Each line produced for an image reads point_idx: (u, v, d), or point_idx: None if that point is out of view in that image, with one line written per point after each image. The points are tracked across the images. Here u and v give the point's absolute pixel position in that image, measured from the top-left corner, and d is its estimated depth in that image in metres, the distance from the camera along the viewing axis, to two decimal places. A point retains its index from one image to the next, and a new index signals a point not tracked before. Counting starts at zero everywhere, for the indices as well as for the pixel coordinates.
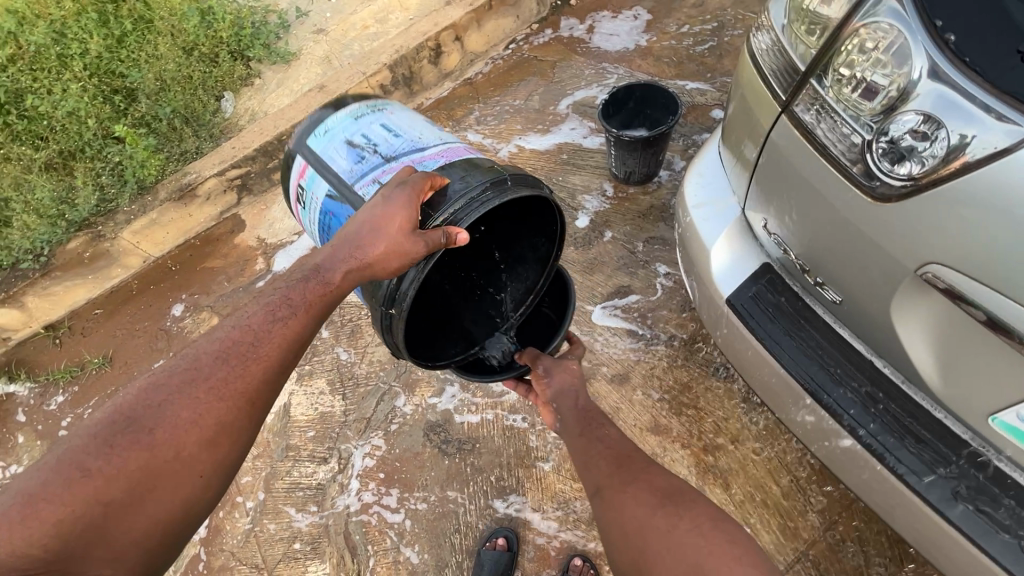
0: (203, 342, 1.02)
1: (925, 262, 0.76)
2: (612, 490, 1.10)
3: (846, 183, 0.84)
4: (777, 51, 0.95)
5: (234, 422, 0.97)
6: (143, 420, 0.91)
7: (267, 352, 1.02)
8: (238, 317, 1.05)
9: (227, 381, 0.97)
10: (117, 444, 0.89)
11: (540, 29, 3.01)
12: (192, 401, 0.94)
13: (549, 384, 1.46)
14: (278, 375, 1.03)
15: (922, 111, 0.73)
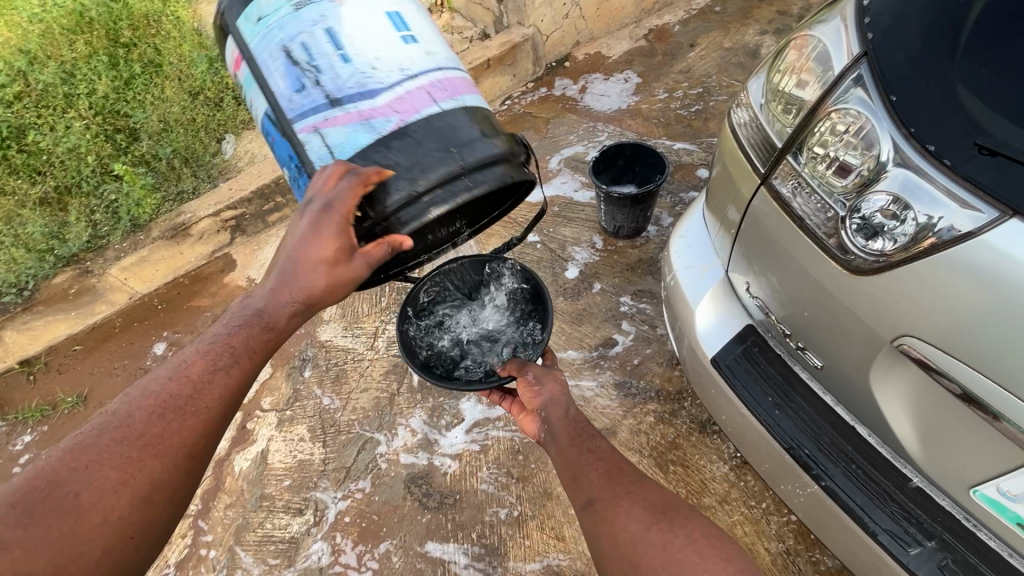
0: (135, 395, 0.91)
1: (900, 334, 0.79)
2: (607, 509, 1.00)
3: (823, 256, 0.87)
4: (755, 126, 1.01)
5: (173, 478, 0.87)
6: (64, 485, 0.81)
7: (209, 404, 0.92)
8: (176, 367, 0.95)
9: (164, 435, 0.88)
10: (37, 512, 0.78)
11: (534, 88, 3.16)
12: (122, 458, 0.84)
13: (539, 393, 1.33)
14: (221, 426, 0.94)
15: (892, 192, 0.77)
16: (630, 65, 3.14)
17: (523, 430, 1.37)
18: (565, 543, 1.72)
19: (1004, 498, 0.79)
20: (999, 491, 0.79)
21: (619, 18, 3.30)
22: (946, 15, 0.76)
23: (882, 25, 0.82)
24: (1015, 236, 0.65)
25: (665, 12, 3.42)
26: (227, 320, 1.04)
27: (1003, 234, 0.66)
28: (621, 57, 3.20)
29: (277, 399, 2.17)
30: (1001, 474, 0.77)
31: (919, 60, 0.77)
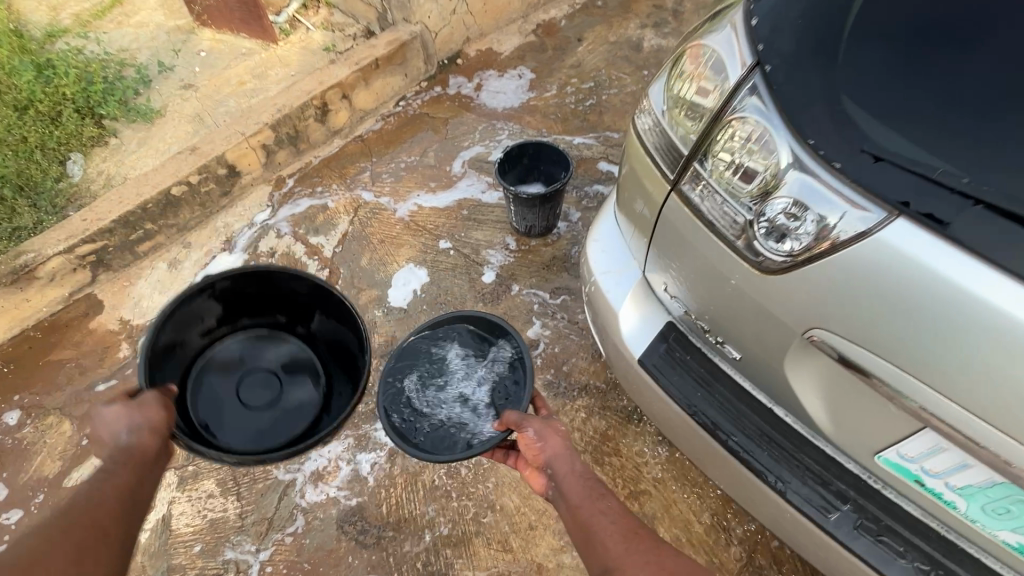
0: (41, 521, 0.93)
1: (810, 327, 0.84)
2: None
3: (735, 258, 0.91)
4: (660, 132, 1.03)
5: (97, 542, 0.90)
6: None
7: (117, 484, 0.99)
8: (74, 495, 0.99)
9: (77, 514, 0.92)
10: None
11: (428, 86, 3.05)
12: (41, 538, 0.87)
13: (542, 450, 1.14)
14: (135, 506, 0.98)
15: (792, 196, 0.81)
16: (522, 61, 3.14)
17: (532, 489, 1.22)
18: (513, 554, 1.67)
19: (904, 461, 0.88)
20: (899, 455, 0.88)
21: (507, 13, 3.28)
22: (820, 24, 0.82)
23: (764, 33, 0.87)
24: (904, 232, 0.72)
25: (551, 6, 3.45)
26: None
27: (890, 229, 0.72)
28: (513, 53, 3.19)
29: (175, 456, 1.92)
30: (901, 440, 0.86)
31: (802, 65, 0.82)
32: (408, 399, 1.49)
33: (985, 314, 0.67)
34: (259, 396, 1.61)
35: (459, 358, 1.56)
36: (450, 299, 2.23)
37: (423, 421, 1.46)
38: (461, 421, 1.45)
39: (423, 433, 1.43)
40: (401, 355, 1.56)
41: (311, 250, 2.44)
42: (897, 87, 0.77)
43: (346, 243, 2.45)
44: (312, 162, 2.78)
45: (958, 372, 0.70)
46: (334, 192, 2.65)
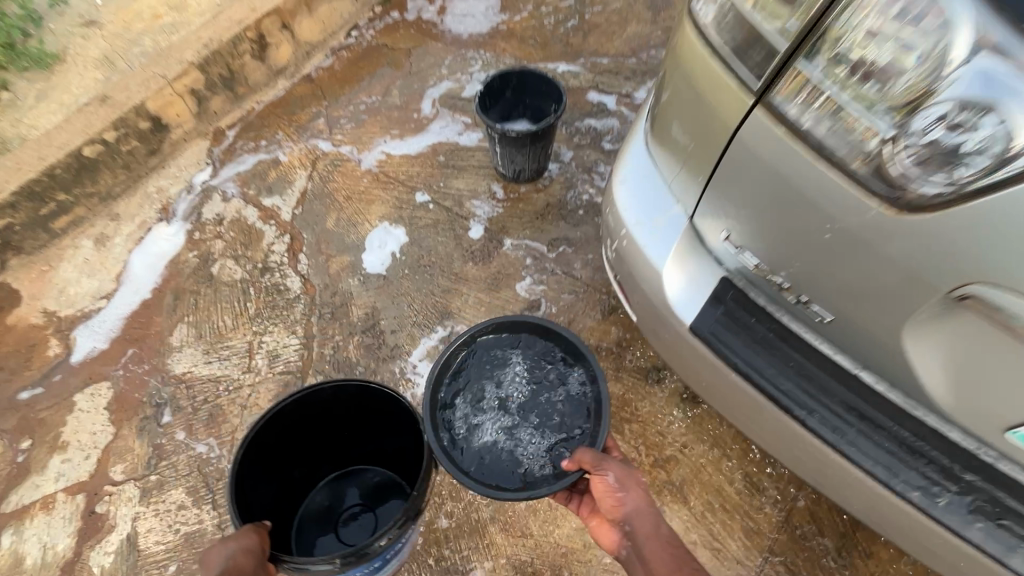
0: None
1: (964, 283, 0.66)
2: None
3: (855, 189, 0.72)
4: (739, 26, 0.79)
5: None
6: None
7: None
8: None
9: None
10: None
11: (383, 12, 2.62)
12: None
13: (623, 502, 1.07)
14: None
15: (963, 99, 0.61)
16: None
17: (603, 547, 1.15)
18: (534, 539, 1.51)
19: None
20: None
21: None
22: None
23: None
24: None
25: None
26: None
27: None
28: None
29: (132, 465, 1.66)
30: None
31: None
32: (464, 407, 1.32)
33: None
34: (358, 533, 1.54)
35: (531, 371, 1.36)
36: (435, 260, 1.96)
37: (477, 437, 1.29)
38: (519, 448, 1.28)
39: (472, 452, 1.28)
40: (468, 354, 1.38)
41: (266, 213, 2.10)
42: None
43: (307, 202, 2.11)
44: (254, 109, 2.37)
45: None
46: (286, 144, 2.27)
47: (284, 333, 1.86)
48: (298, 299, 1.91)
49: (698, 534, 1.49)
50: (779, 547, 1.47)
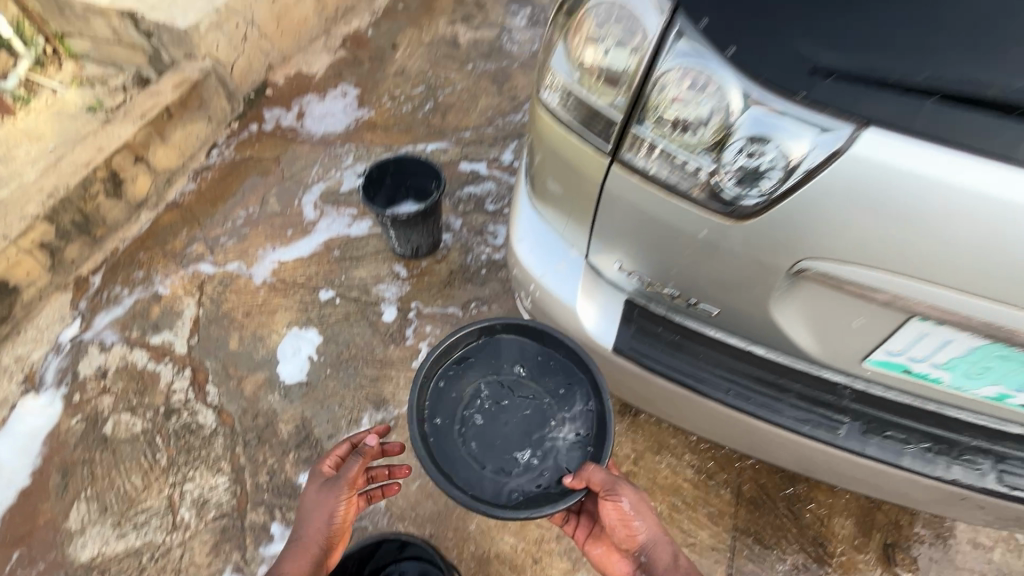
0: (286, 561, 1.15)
1: (798, 259, 0.82)
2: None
3: (703, 210, 0.85)
4: (575, 103, 0.92)
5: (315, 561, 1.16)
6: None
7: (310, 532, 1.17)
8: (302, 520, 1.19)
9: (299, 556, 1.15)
10: None
11: (242, 126, 2.65)
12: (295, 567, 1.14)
13: (638, 531, 1.13)
14: (325, 543, 1.18)
15: (747, 135, 0.77)
16: (342, 79, 2.89)
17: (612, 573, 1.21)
18: None
19: (890, 356, 0.92)
20: (887, 353, 0.91)
21: (305, 30, 3.00)
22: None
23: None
24: (886, 137, 0.69)
25: (351, 15, 3.24)
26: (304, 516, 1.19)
27: (889, 121, 0.69)
28: (327, 71, 2.92)
29: None
30: (884, 339, 0.89)
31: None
32: (460, 402, 1.27)
33: (994, 197, 0.66)
34: None
35: (534, 377, 1.28)
36: (355, 352, 1.94)
37: (463, 433, 1.23)
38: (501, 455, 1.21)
39: (460, 451, 1.21)
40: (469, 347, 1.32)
41: (156, 352, 1.94)
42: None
43: (202, 329, 2.00)
44: (120, 248, 2.23)
45: (961, 265, 0.72)
46: (164, 275, 2.15)
47: (208, 475, 1.70)
48: (215, 432, 1.77)
49: (672, 534, 1.59)
50: (741, 521, 1.62)
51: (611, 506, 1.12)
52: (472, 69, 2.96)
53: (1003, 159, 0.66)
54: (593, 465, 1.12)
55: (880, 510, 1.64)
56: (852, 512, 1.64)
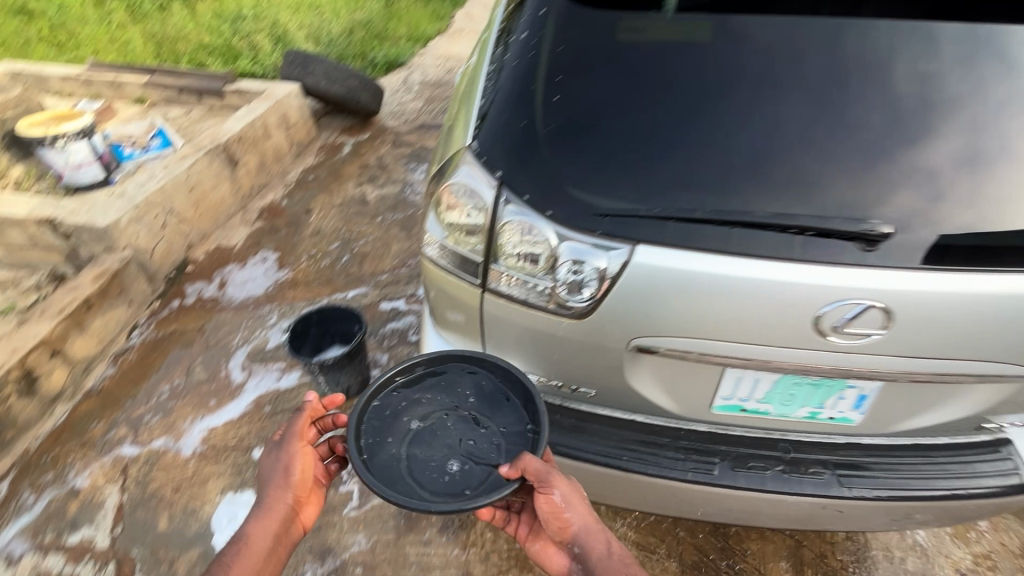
0: (254, 523, 1.18)
1: (630, 339, 1.09)
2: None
3: (556, 316, 1.12)
4: (449, 253, 1.21)
5: (284, 519, 1.21)
6: (247, 542, 1.15)
7: (276, 492, 1.22)
8: (265, 481, 1.24)
9: (269, 515, 1.19)
10: (255, 557, 1.15)
11: (163, 304, 2.77)
12: (264, 525, 1.18)
13: (570, 522, 1.14)
14: (292, 500, 1.23)
15: (568, 260, 1.06)
16: (261, 246, 3.14)
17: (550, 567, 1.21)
18: None
19: (727, 401, 1.17)
20: (723, 399, 1.17)
21: (223, 209, 3.29)
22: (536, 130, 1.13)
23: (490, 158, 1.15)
24: (652, 250, 1.01)
25: (266, 191, 3.60)
26: (267, 479, 1.24)
27: (664, 237, 1.01)
28: (246, 241, 3.17)
29: None
30: (716, 388, 1.16)
31: (539, 160, 1.10)
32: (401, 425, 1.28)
33: (727, 275, 0.99)
34: None
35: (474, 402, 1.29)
36: None
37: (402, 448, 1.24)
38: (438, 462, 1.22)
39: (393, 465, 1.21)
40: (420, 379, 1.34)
41: (74, 553, 1.83)
42: (614, 141, 1.10)
43: (126, 515, 1.92)
44: (31, 447, 2.16)
45: (729, 324, 1.03)
46: (81, 467, 2.07)
47: None
48: None
49: None
50: None
51: (543, 498, 1.13)
52: (382, 221, 3.33)
53: (727, 253, 0.99)
54: (530, 456, 1.13)
55: (806, 547, 1.80)
56: (783, 554, 1.79)
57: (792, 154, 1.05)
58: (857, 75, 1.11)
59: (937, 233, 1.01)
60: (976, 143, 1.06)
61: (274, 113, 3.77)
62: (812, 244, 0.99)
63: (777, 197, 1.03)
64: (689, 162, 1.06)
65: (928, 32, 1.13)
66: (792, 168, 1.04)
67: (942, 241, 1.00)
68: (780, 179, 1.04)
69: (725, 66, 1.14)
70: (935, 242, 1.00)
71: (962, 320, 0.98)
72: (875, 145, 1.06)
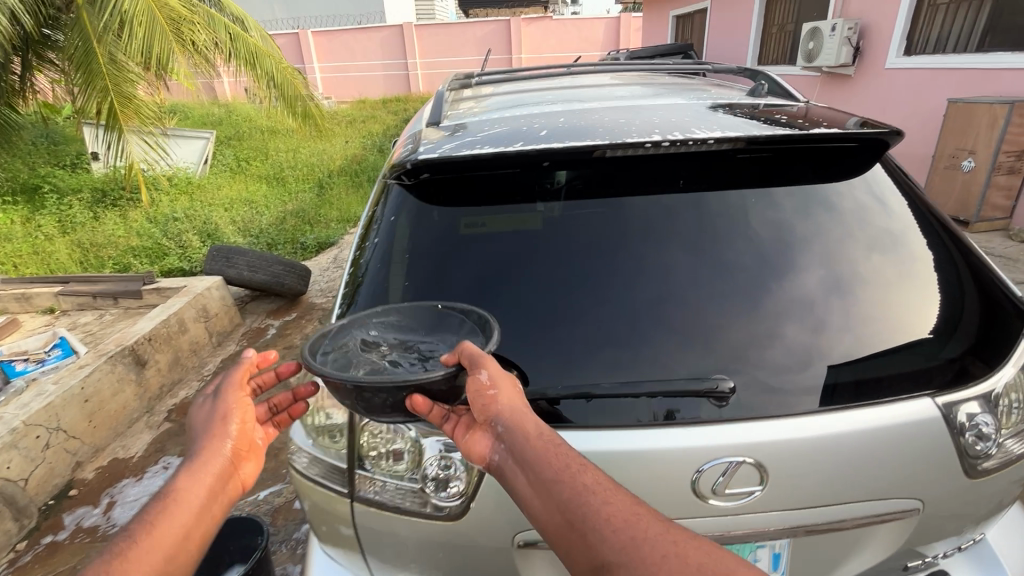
0: (182, 477, 0.90)
1: (513, 534, 0.99)
2: (584, 534, 0.77)
3: (429, 520, 1.00)
4: (315, 460, 1.10)
5: (220, 478, 0.93)
6: (168, 503, 0.87)
7: (210, 445, 0.96)
8: (195, 437, 0.98)
9: (201, 471, 0.92)
10: (176, 523, 0.85)
11: (31, 542, 2.37)
12: (195, 479, 0.91)
13: (495, 403, 0.92)
14: (230, 456, 0.97)
15: (436, 455, 1.00)
16: (164, 452, 2.86)
17: (467, 454, 0.94)
18: None
19: None
20: None
21: (124, 416, 3.06)
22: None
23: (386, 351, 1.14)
24: None
25: (177, 389, 3.42)
26: (196, 433, 0.98)
27: (571, 411, 1.04)
28: (147, 449, 2.90)
29: None
30: None
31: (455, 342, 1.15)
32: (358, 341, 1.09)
33: (589, 448, 0.98)
34: None
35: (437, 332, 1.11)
36: None
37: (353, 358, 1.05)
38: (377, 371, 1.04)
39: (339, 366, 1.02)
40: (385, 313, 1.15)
41: None
42: (533, 300, 1.18)
43: None
44: None
45: None
46: None
47: None
48: None
49: None
50: None
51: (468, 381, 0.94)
52: None
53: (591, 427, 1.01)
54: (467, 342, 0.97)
55: None
56: None
57: (692, 302, 1.16)
58: (723, 223, 1.26)
59: (825, 366, 1.09)
60: (835, 273, 1.21)
61: (190, 308, 3.72)
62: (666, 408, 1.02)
63: (687, 350, 1.11)
64: (596, 313, 1.16)
65: (766, 190, 1.30)
66: (690, 318, 1.14)
67: (829, 380, 1.06)
68: (686, 328, 1.13)
69: (606, 233, 1.24)
70: (824, 376, 1.07)
71: (838, 461, 0.97)
72: (755, 284, 1.19)
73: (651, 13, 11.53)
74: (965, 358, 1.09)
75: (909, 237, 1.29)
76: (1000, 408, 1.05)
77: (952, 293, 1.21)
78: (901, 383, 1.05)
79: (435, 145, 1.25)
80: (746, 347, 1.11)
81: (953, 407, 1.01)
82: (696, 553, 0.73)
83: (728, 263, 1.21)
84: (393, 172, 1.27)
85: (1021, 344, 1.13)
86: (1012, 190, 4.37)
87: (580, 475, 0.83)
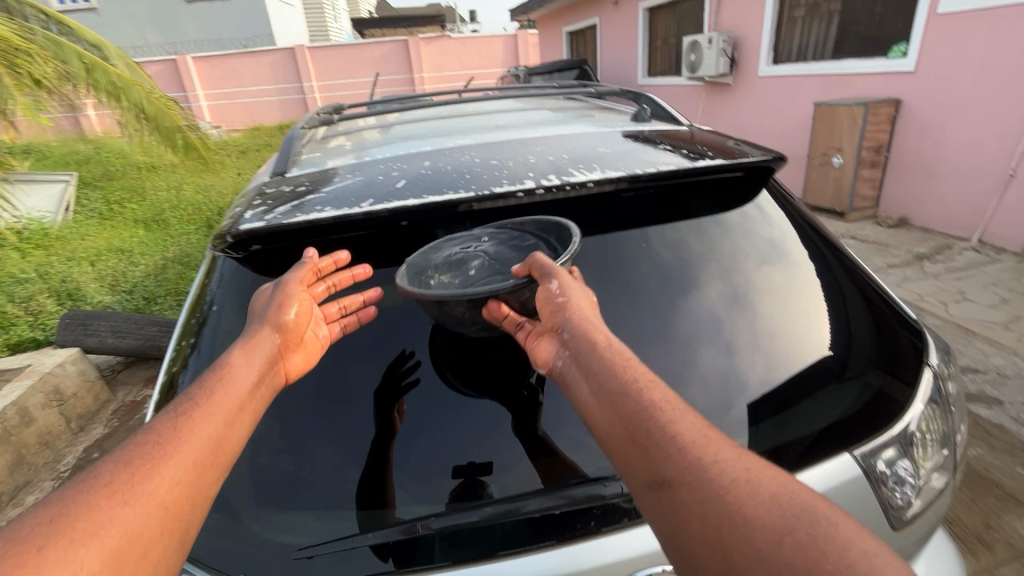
0: (236, 352, 0.90)
1: None
2: (646, 447, 0.68)
3: None
4: None
5: (270, 359, 0.92)
6: (225, 371, 0.85)
7: (263, 326, 0.95)
8: (251, 324, 0.97)
9: (252, 349, 0.91)
10: (229, 392, 0.82)
11: None
12: (248, 355, 0.90)
13: (564, 311, 0.91)
14: (280, 342, 0.96)
15: None
16: None
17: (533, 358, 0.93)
18: None
19: None
20: None
21: None
22: (326, 407, 1.01)
23: (276, 445, 0.98)
24: None
25: (23, 494, 2.83)
26: (253, 318, 0.98)
27: (470, 513, 0.89)
28: None
29: None
30: None
31: (348, 430, 0.99)
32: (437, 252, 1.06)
33: None
34: None
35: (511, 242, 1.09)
36: None
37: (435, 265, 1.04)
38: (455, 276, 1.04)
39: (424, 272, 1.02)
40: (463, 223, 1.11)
41: None
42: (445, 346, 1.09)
43: None
44: None
45: None
46: None
47: None
48: None
49: None
50: None
51: (540, 292, 0.94)
52: None
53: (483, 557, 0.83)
54: (539, 257, 0.97)
55: None
56: None
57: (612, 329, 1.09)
58: (625, 246, 1.18)
59: (746, 404, 1.01)
60: (735, 288, 1.16)
61: (35, 393, 3.07)
62: (567, 521, 0.86)
63: None
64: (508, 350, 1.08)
65: (664, 218, 1.22)
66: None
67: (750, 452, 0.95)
68: None
69: None
70: (744, 416, 0.99)
71: None
72: (664, 318, 1.11)
73: (545, 31, 11.78)
74: (879, 382, 1.05)
75: (790, 247, 1.27)
76: (915, 444, 0.99)
77: (848, 316, 1.17)
78: (828, 417, 0.99)
79: (267, 210, 1.03)
80: (665, 382, 1.04)
81: (872, 458, 0.93)
82: (768, 483, 0.63)
83: (631, 299, 1.12)
84: (215, 246, 1.02)
85: (926, 371, 1.09)
86: (876, 181, 4.77)
87: (650, 391, 0.75)
